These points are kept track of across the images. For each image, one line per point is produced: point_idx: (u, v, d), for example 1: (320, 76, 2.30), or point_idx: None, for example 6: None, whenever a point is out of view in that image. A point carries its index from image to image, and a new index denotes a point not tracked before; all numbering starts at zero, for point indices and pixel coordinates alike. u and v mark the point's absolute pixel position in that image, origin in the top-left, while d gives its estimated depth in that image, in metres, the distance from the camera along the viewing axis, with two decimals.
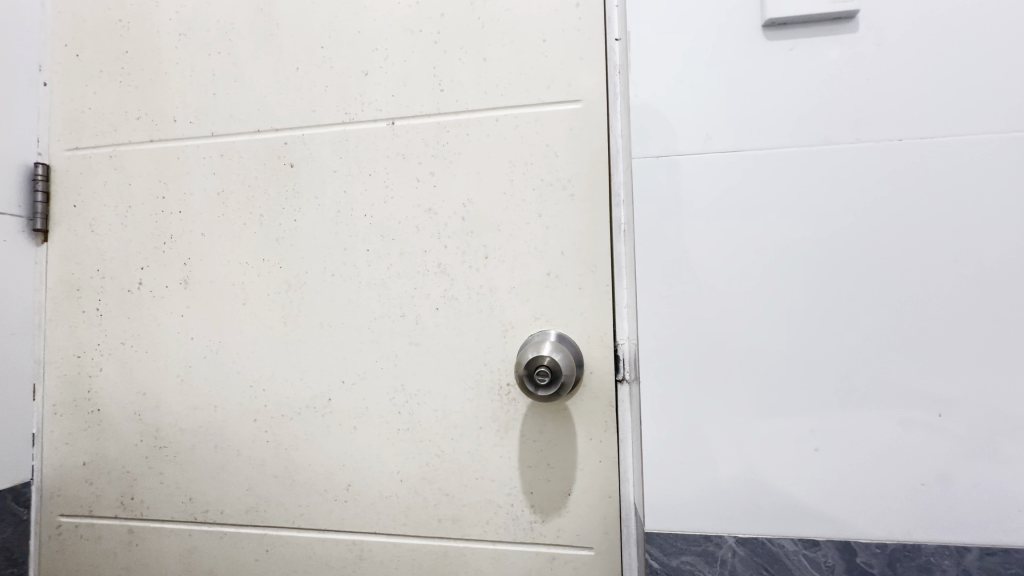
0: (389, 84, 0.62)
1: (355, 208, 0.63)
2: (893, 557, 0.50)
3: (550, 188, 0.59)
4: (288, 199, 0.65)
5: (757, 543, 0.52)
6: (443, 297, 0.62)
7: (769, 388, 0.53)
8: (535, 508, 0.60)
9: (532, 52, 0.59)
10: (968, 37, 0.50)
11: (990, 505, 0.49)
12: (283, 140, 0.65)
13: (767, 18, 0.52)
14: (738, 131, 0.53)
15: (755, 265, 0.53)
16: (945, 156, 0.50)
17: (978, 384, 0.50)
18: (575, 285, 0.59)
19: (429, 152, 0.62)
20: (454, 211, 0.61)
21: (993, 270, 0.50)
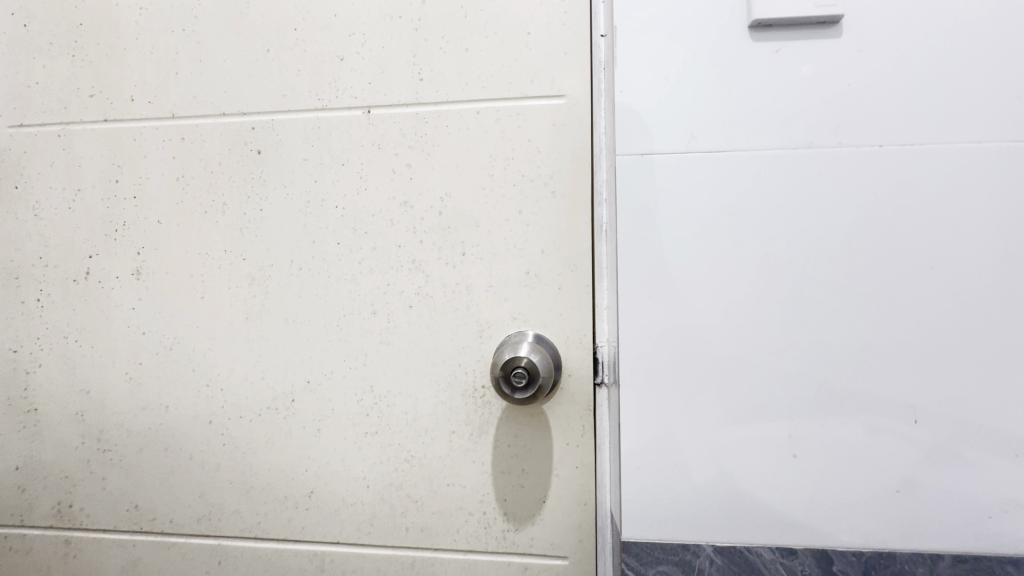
0: (366, 71, 0.59)
1: (326, 198, 0.60)
2: (869, 565, 0.50)
3: (530, 184, 0.57)
4: (253, 187, 0.61)
5: (735, 552, 0.52)
6: (416, 294, 0.59)
7: (749, 392, 0.52)
8: (509, 516, 0.57)
9: (516, 45, 0.57)
10: (949, 46, 0.50)
11: (962, 512, 0.50)
12: (249, 125, 0.61)
13: (752, 19, 0.52)
14: (722, 131, 0.53)
15: (737, 269, 0.52)
16: (922, 164, 0.50)
17: (952, 392, 0.50)
18: (554, 284, 0.57)
19: (406, 143, 0.59)
20: (431, 205, 0.58)
21: (967, 279, 0.50)
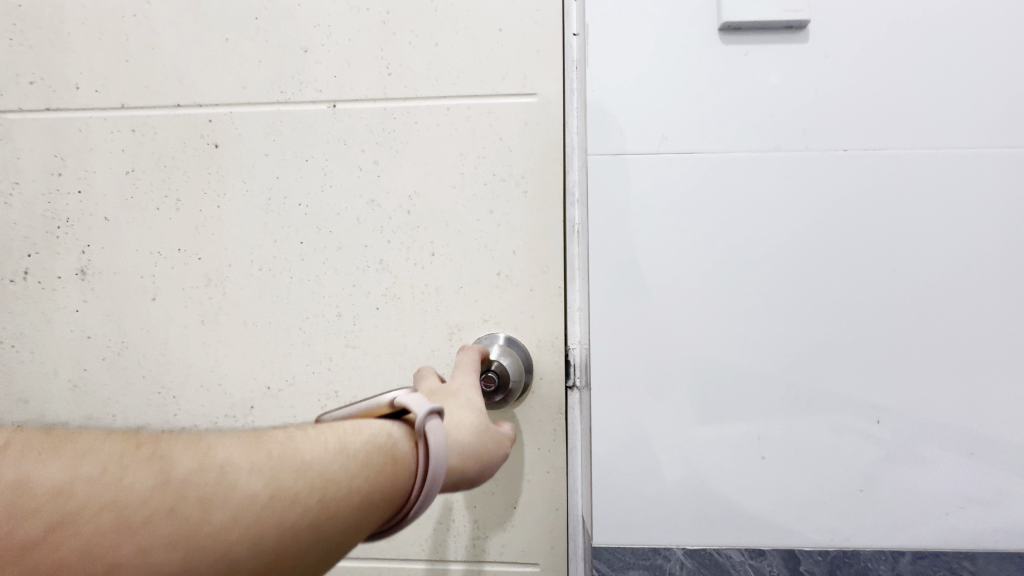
0: (332, 64, 0.56)
1: (288, 195, 0.57)
2: (834, 564, 0.51)
3: (502, 183, 0.55)
4: (210, 183, 0.58)
5: (704, 555, 0.52)
6: (383, 296, 0.57)
7: (719, 393, 0.52)
8: (479, 523, 0.55)
9: (488, 41, 0.54)
10: (910, 55, 0.51)
11: (920, 509, 0.51)
12: (205, 117, 0.57)
13: (722, 22, 0.52)
14: (693, 133, 0.53)
15: (707, 271, 0.53)
16: (885, 169, 0.52)
17: (911, 393, 0.51)
18: (525, 286, 0.54)
19: (373, 139, 0.56)
20: (399, 204, 0.56)
21: (927, 281, 0.51)
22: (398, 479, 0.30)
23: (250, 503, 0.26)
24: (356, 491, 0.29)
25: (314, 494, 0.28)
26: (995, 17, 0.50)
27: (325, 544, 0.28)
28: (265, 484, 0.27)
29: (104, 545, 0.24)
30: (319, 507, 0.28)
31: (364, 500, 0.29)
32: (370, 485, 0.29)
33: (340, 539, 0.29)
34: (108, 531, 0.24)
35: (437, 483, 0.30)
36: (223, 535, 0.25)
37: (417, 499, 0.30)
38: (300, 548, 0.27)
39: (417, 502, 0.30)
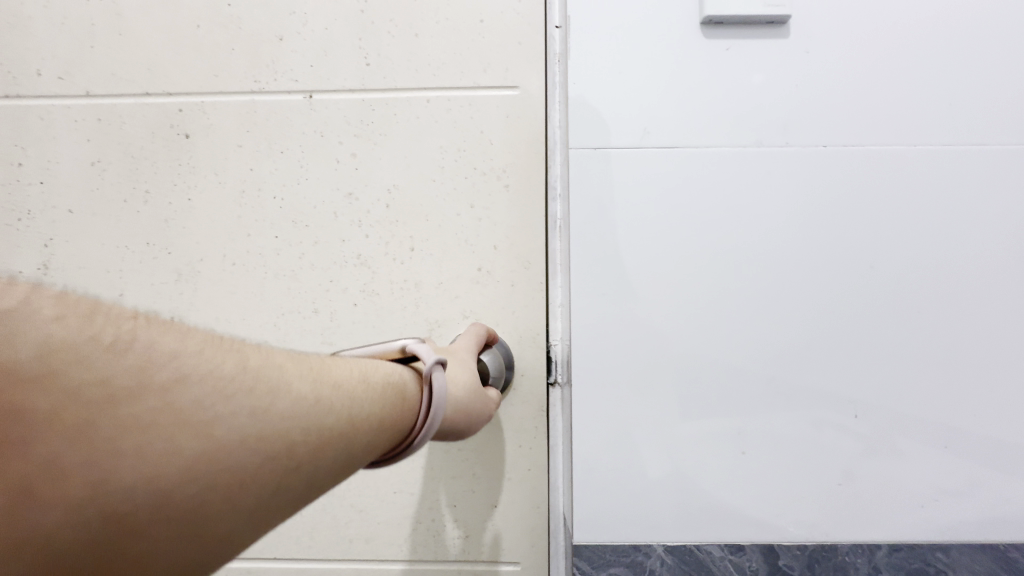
0: (308, 53, 0.55)
1: (263, 188, 0.55)
2: (813, 558, 0.51)
3: (483, 178, 0.54)
4: (181, 174, 0.56)
5: (685, 551, 0.52)
6: (361, 292, 0.55)
7: (700, 388, 0.52)
8: (459, 523, 0.54)
9: (469, 32, 0.54)
10: (888, 52, 0.52)
11: (896, 502, 0.52)
12: (175, 106, 0.56)
13: (704, 16, 0.52)
14: (674, 128, 0.53)
15: (689, 266, 0.52)
16: (862, 165, 0.52)
17: (888, 387, 0.52)
18: (507, 282, 0.54)
19: (351, 131, 0.55)
20: (377, 197, 0.55)
21: (904, 277, 0.52)
22: (405, 412, 0.31)
23: (305, 400, 0.27)
24: (384, 408, 0.30)
25: (357, 399, 0.29)
26: (971, 15, 0.51)
27: (361, 450, 0.28)
28: (314, 388, 0.27)
29: (196, 406, 0.23)
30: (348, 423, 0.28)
31: (392, 415, 0.30)
32: (392, 404, 0.30)
33: (369, 450, 0.29)
34: (207, 391, 0.23)
35: (437, 421, 0.32)
36: (292, 417, 0.26)
37: (421, 429, 0.31)
38: (347, 446, 0.28)
39: (421, 432, 0.31)
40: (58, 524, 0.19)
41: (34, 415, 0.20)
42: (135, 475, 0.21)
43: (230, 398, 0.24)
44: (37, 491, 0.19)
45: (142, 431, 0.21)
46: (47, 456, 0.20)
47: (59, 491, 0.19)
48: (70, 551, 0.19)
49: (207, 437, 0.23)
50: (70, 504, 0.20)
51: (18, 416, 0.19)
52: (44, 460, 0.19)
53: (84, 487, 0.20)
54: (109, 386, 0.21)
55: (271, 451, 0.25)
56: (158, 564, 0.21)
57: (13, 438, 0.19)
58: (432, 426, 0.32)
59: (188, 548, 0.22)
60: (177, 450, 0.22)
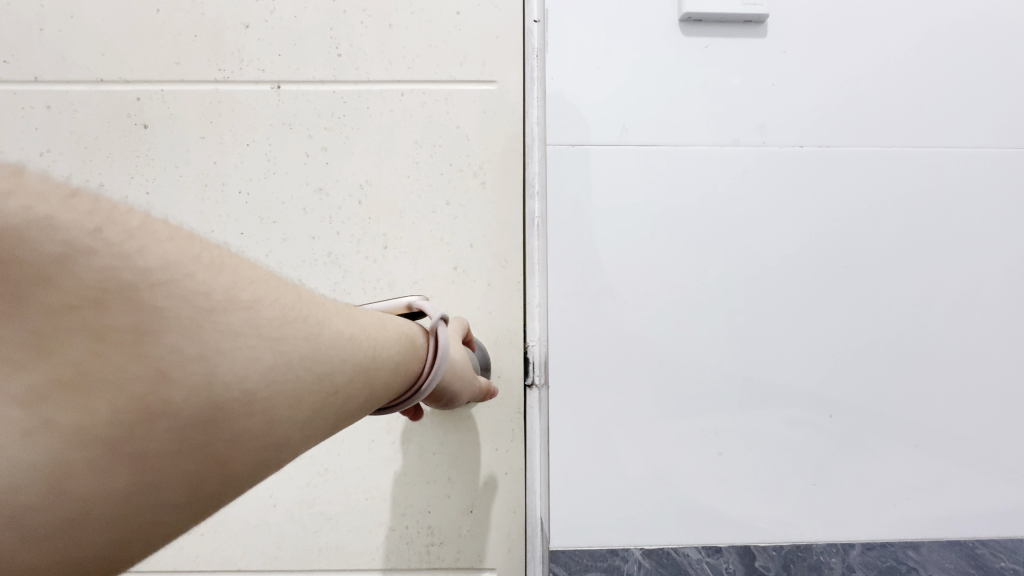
0: (276, 41, 0.52)
1: (227, 182, 0.53)
2: (788, 559, 0.51)
3: (459, 174, 0.53)
4: (139, 166, 0.53)
5: (662, 554, 0.51)
6: (332, 291, 0.53)
7: (677, 388, 0.52)
8: (434, 529, 0.52)
9: (445, 25, 0.53)
10: (862, 53, 0.52)
11: (869, 500, 0.52)
12: (132, 95, 0.53)
13: (683, 14, 0.51)
14: (653, 125, 0.52)
15: (667, 265, 0.52)
16: (838, 165, 0.52)
17: (862, 386, 0.52)
18: (484, 281, 0.53)
19: (321, 124, 0.53)
20: (349, 193, 0.53)
21: (877, 276, 0.52)
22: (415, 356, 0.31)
23: (347, 334, 0.25)
24: (399, 345, 0.30)
25: (381, 335, 0.28)
26: (938, 21, 0.52)
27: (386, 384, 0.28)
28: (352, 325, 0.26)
29: (272, 325, 0.21)
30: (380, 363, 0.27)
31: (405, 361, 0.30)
32: (404, 347, 0.30)
33: (389, 388, 0.28)
34: (275, 314, 0.22)
35: (443, 368, 0.32)
36: (340, 346, 0.24)
37: (430, 372, 0.32)
38: (379, 380, 0.27)
39: (427, 378, 0.32)
40: (179, 410, 0.18)
41: (158, 308, 0.18)
42: (232, 380, 0.20)
43: (292, 323, 0.22)
44: (167, 377, 0.18)
45: (237, 338, 0.20)
46: (170, 346, 0.18)
47: (182, 380, 0.18)
48: (191, 435, 0.19)
49: (281, 354, 0.21)
50: (191, 392, 0.19)
51: (146, 308, 0.18)
52: (163, 352, 0.18)
53: (199, 379, 0.19)
54: (208, 295, 0.20)
55: (330, 375, 0.24)
56: (258, 453, 0.21)
57: (145, 326, 0.18)
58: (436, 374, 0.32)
59: (275, 449, 0.22)
60: (255, 360, 0.20)
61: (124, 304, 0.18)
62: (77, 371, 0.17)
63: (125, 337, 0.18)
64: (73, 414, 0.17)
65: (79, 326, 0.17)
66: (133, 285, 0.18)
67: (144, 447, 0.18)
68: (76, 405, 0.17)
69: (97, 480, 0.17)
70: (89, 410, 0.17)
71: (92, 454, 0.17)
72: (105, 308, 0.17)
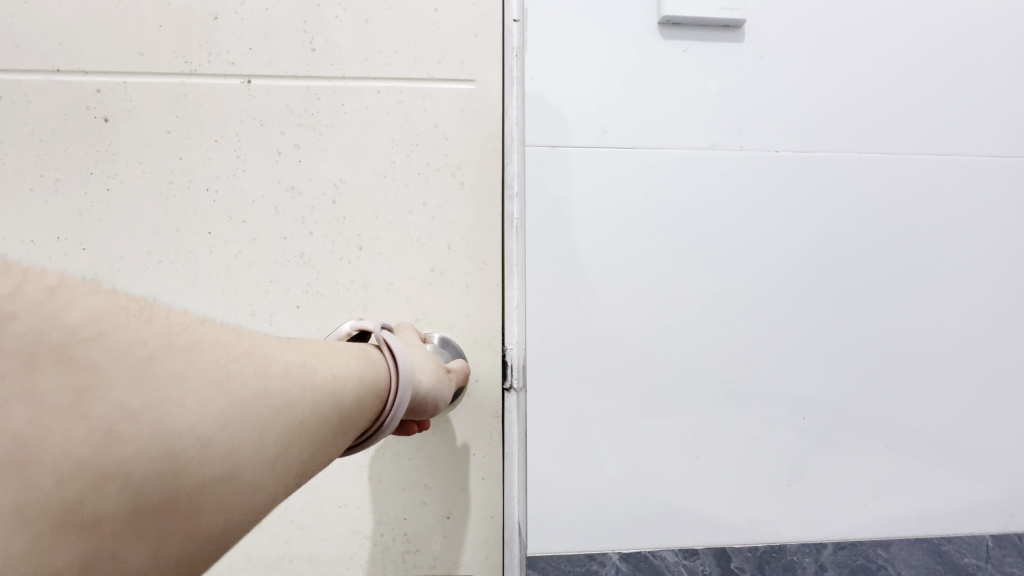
0: (247, 34, 0.50)
1: (193, 178, 0.51)
2: (763, 560, 0.52)
3: (437, 173, 0.52)
4: (98, 161, 0.50)
5: (639, 558, 0.51)
6: (305, 293, 0.51)
7: (655, 391, 0.52)
8: (410, 536, 0.51)
9: (423, 21, 0.51)
10: (837, 60, 0.53)
11: (841, 500, 0.53)
12: (92, 85, 0.50)
13: (662, 16, 0.51)
14: (633, 127, 0.52)
15: (646, 267, 0.52)
16: (812, 170, 0.53)
17: (835, 387, 0.53)
18: (462, 283, 0.52)
19: (294, 120, 0.51)
20: (323, 192, 0.51)
21: (849, 280, 0.53)
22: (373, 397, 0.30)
23: (293, 365, 0.26)
24: (360, 374, 0.30)
25: (336, 365, 0.29)
26: (909, 30, 0.53)
27: (348, 418, 0.28)
28: (299, 356, 0.27)
29: (213, 367, 0.23)
30: (339, 397, 0.28)
31: (370, 390, 0.30)
32: (367, 376, 0.30)
33: (350, 423, 0.28)
34: (214, 356, 0.23)
35: (404, 406, 0.32)
36: (287, 377, 0.26)
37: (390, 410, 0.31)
38: (339, 411, 0.28)
39: (392, 411, 0.31)
40: (130, 468, 0.20)
41: (96, 367, 0.20)
42: (180, 428, 0.21)
43: (234, 362, 0.24)
44: (115, 433, 0.20)
45: (180, 386, 0.22)
46: (113, 401, 0.20)
47: (128, 436, 0.20)
48: (145, 492, 0.20)
49: (227, 394, 0.23)
50: (139, 447, 0.20)
51: (84, 367, 0.20)
52: (109, 406, 0.20)
53: (147, 432, 0.20)
54: (143, 346, 0.21)
55: (284, 407, 0.25)
56: (219, 499, 0.22)
57: (86, 385, 0.20)
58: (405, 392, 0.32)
59: (240, 487, 0.23)
60: (201, 404, 0.22)
61: (61, 367, 0.19)
62: (23, 446, 0.18)
63: (68, 398, 0.19)
64: (21, 490, 0.18)
65: (21, 393, 0.19)
66: (66, 345, 0.20)
67: (97, 512, 0.19)
68: (22, 478, 0.18)
69: (55, 549, 0.18)
70: (36, 483, 0.18)
71: (43, 524, 0.18)
72: (41, 369, 0.19)
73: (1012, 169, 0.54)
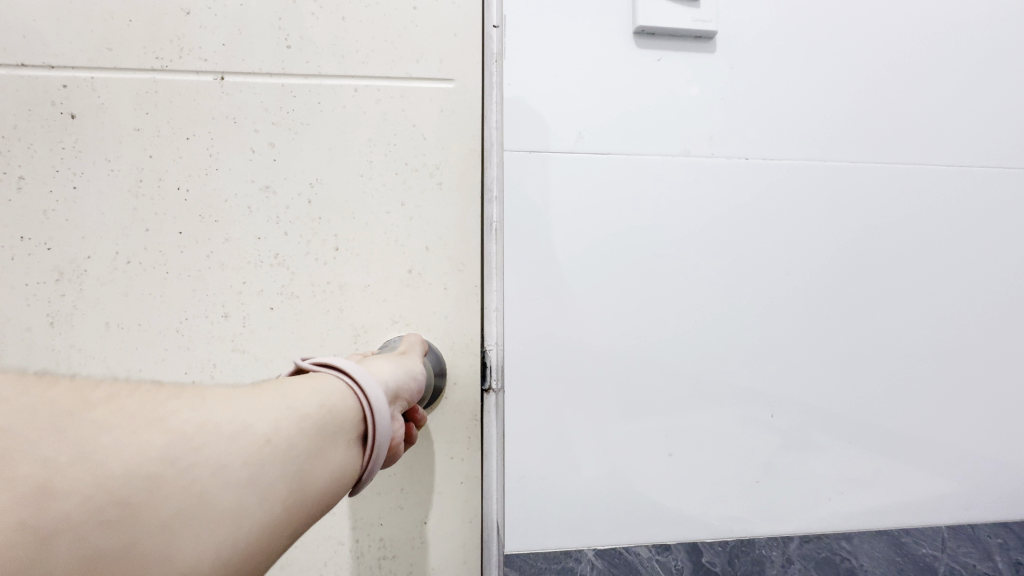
0: (219, 29, 0.49)
1: (164, 177, 0.49)
2: (733, 554, 0.53)
3: (414, 172, 0.51)
4: (64, 159, 0.49)
5: (614, 554, 0.51)
6: (279, 294, 0.50)
7: (630, 392, 0.53)
8: (386, 542, 0.51)
9: (401, 20, 0.51)
10: (804, 71, 0.55)
11: (807, 495, 0.54)
12: (57, 81, 0.48)
13: (637, 26, 0.52)
14: (609, 134, 0.53)
15: (621, 271, 0.53)
16: (781, 178, 0.54)
17: (802, 387, 0.55)
18: (440, 285, 0.52)
19: (269, 118, 0.50)
20: (298, 192, 0.51)
21: (816, 283, 0.55)
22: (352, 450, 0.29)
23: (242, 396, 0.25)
24: (319, 406, 0.27)
25: (299, 398, 0.27)
26: (872, 44, 0.55)
27: (329, 443, 0.27)
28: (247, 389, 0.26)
29: (146, 414, 0.22)
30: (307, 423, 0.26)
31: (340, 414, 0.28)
32: (327, 406, 0.28)
33: (332, 449, 0.27)
34: (143, 403, 0.22)
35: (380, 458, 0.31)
36: (237, 408, 0.24)
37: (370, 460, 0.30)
38: (316, 435, 0.26)
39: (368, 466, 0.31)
40: (73, 523, 0.19)
41: (13, 431, 0.19)
42: (124, 471, 0.20)
43: (168, 405, 0.23)
44: (50, 489, 0.19)
45: (106, 437, 0.21)
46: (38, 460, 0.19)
47: (66, 488, 0.19)
48: (99, 543, 0.19)
49: (173, 431, 0.22)
50: (74, 502, 0.19)
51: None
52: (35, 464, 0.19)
53: (80, 489, 0.19)
54: (60, 406, 0.21)
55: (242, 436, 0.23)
56: (193, 535, 0.21)
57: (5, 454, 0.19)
58: (380, 404, 0.30)
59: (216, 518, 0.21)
60: (136, 450, 0.21)
61: None
62: None
63: None
64: None
65: None
66: None
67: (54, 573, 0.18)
68: None
69: None
70: None
71: None
72: None
73: (970, 177, 0.56)
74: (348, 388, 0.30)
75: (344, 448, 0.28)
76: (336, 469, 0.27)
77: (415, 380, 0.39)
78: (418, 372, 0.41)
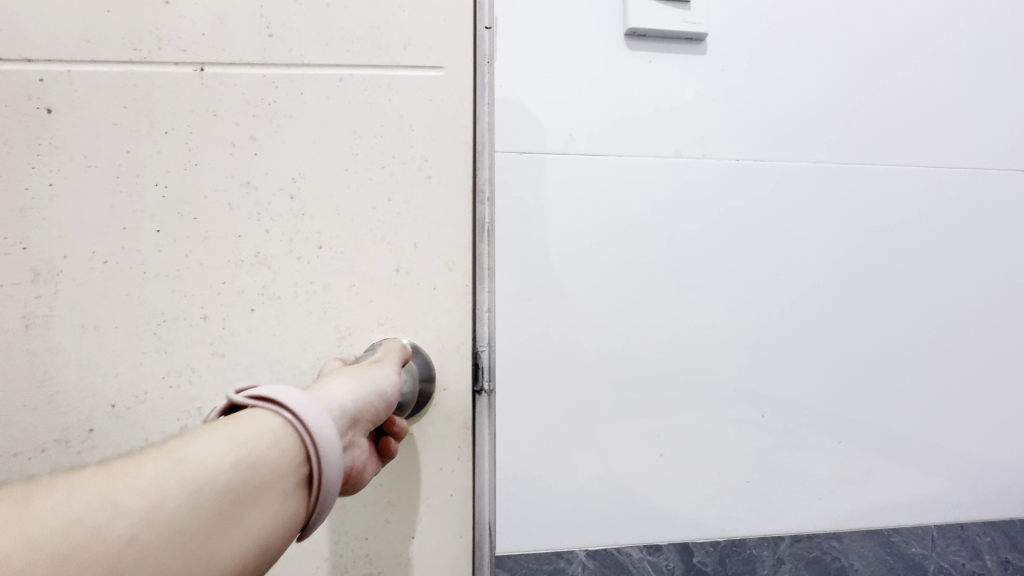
0: (199, 19, 0.48)
1: (142, 172, 0.48)
2: (724, 554, 0.53)
3: (401, 166, 0.49)
4: (41, 155, 0.47)
5: (605, 554, 0.51)
6: (261, 295, 0.49)
7: (621, 393, 0.52)
8: (371, 559, 0.47)
9: (385, 8, 0.49)
10: (794, 73, 0.54)
11: (799, 494, 0.54)
12: (34, 74, 0.47)
13: (627, 28, 0.52)
14: (600, 136, 0.53)
15: (611, 272, 0.52)
16: (771, 179, 0.54)
17: (793, 387, 0.54)
18: (428, 284, 0.49)
19: (249, 110, 0.48)
20: (280, 187, 0.49)
21: (806, 284, 0.54)
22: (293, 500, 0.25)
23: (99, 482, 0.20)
24: (240, 459, 0.23)
25: (197, 458, 0.22)
26: (862, 46, 0.55)
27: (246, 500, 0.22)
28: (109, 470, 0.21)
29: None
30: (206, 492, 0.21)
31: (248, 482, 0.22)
32: (245, 459, 0.23)
33: (254, 510, 0.23)
34: None
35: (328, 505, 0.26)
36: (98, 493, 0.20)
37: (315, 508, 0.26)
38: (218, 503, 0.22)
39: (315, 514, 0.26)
40: None
41: None
42: None
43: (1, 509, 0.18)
44: None
45: None
46: None
47: None
48: None
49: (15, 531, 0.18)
50: None
51: None
52: None
53: None
54: None
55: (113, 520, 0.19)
56: None
57: None
58: (327, 444, 0.25)
59: None
60: None
61: None
62: None
63: None
64: None
65: None
66: None
67: None
68: None
69: None
70: None
71: None
72: None
73: (959, 180, 0.56)
74: (286, 425, 0.25)
75: (272, 504, 0.23)
76: (259, 529, 0.23)
77: (381, 397, 0.35)
78: (386, 385, 0.36)
